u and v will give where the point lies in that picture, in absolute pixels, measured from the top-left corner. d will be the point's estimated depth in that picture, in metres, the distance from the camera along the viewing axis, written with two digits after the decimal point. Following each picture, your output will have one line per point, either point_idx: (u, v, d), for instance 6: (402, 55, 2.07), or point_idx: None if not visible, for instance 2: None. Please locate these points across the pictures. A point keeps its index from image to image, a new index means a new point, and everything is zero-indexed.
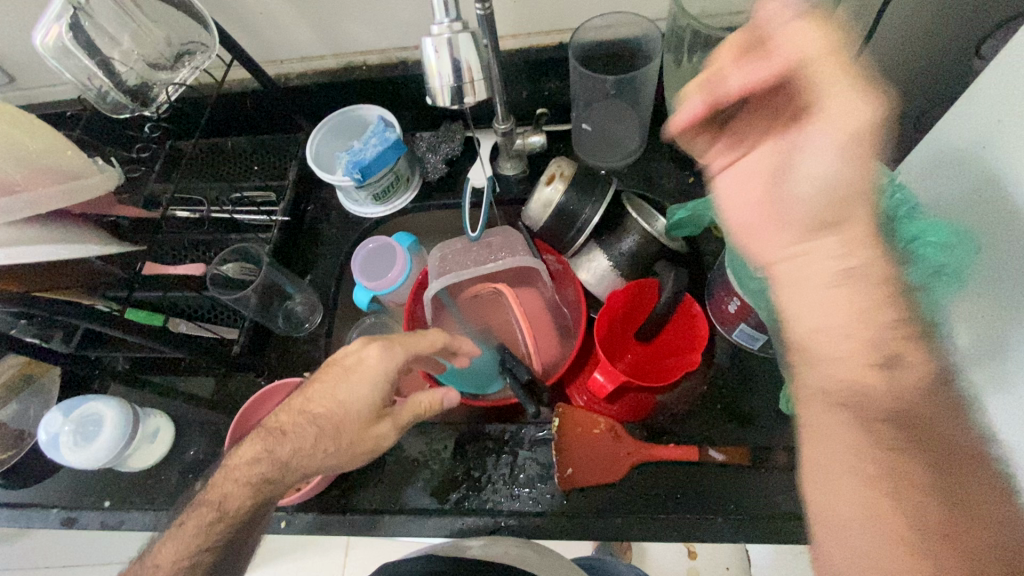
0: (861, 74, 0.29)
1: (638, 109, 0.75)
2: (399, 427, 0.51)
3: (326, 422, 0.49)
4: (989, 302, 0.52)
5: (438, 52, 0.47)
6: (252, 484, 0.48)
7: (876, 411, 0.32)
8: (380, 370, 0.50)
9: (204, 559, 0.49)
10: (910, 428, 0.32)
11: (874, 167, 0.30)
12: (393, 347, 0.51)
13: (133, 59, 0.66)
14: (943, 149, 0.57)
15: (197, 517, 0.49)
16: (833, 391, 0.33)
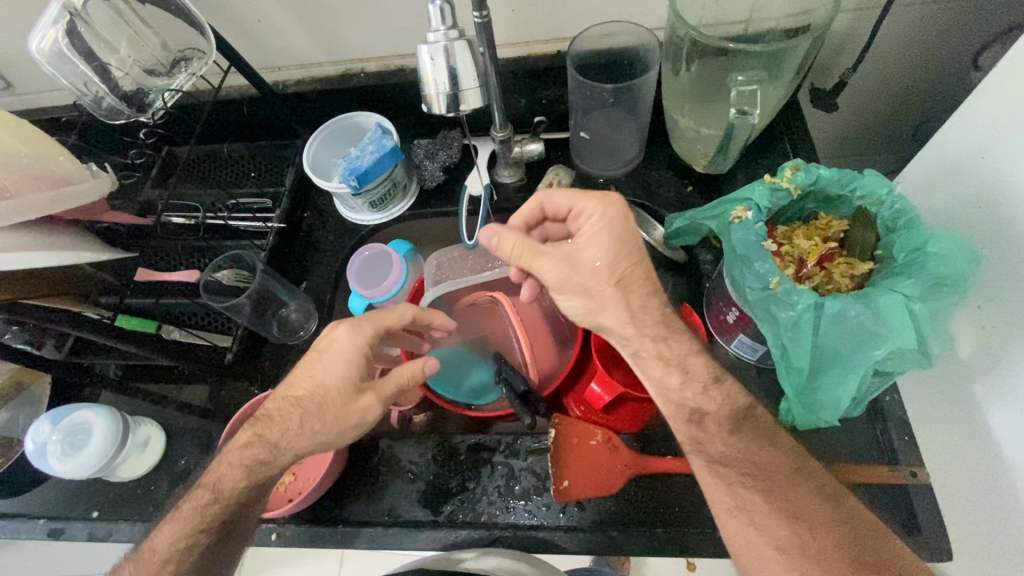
0: (538, 255, 0.47)
1: (637, 118, 0.74)
2: (382, 400, 0.50)
3: (309, 402, 0.49)
4: (995, 315, 0.51)
5: (434, 59, 0.46)
6: (245, 466, 0.49)
7: (717, 457, 0.46)
8: (350, 345, 0.51)
9: (201, 540, 0.48)
10: (752, 466, 0.45)
11: (585, 299, 0.47)
12: (360, 323, 0.52)
13: (129, 65, 0.66)
14: (942, 161, 0.57)
15: (192, 499, 0.49)
16: (694, 447, 0.47)
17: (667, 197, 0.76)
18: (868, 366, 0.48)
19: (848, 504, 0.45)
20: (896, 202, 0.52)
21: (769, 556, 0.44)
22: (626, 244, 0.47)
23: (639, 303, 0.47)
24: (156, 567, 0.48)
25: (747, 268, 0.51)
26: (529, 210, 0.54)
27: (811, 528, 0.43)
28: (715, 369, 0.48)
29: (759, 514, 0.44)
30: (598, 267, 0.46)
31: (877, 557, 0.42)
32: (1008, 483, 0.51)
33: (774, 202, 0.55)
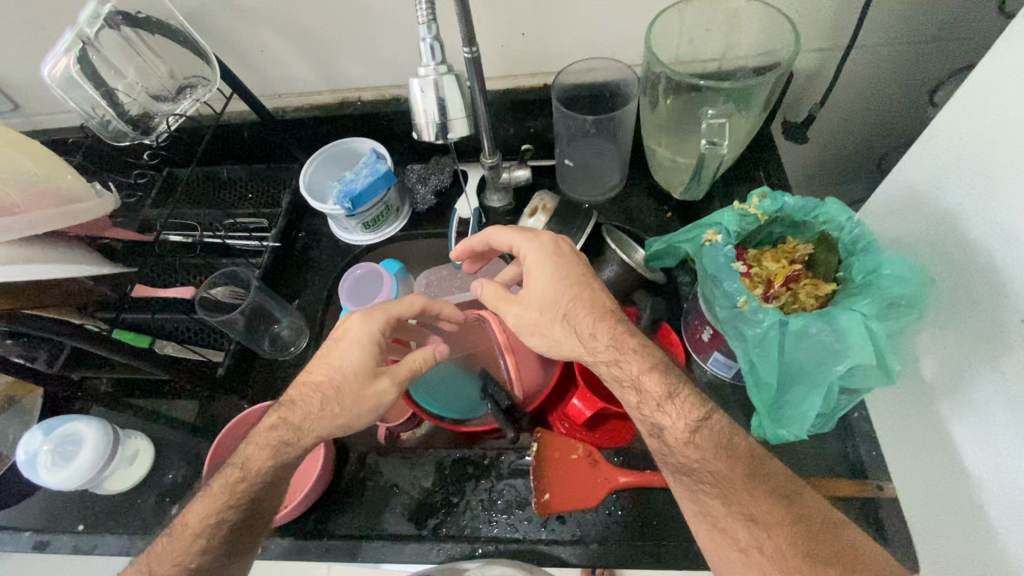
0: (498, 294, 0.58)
1: (618, 147, 0.79)
2: (397, 384, 0.52)
3: (328, 386, 0.51)
4: (955, 331, 0.54)
5: (424, 92, 0.50)
6: (272, 446, 0.50)
7: (695, 476, 0.48)
8: (364, 333, 0.53)
9: (230, 516, 0.49)
10: (722, 486, 0.47)
11: (546, 322, 0.55)
12: (373, 312, 0.54)
13: (136, 91, 0.70)
14: (900, 192, 0.62)
15: (222, 476, 0.50)
16: (672, 460, 0.50)
17: (647, 222, 0.80)
18: (830, 380, 0.51)
19: (802, 501, 0.46)
20: (855, 227, 0.56)
21: (734, 557, 0.46)
22: (565, 279, 0.55)
23: (589, 333, 0.53)
24: (187, 542, 0.48)
25: (717, 286, 0.54)
26: (476, 242, 0.63)
27: (761, 529, 0.45)
28: (670, 386, 0.50)
29: (720, 517, 0.47)
30: (543, 301, 0.55)
31: (828, 550, 0.44)
32: (971, 489, 0.53)
33: (743, 227, 0.59)
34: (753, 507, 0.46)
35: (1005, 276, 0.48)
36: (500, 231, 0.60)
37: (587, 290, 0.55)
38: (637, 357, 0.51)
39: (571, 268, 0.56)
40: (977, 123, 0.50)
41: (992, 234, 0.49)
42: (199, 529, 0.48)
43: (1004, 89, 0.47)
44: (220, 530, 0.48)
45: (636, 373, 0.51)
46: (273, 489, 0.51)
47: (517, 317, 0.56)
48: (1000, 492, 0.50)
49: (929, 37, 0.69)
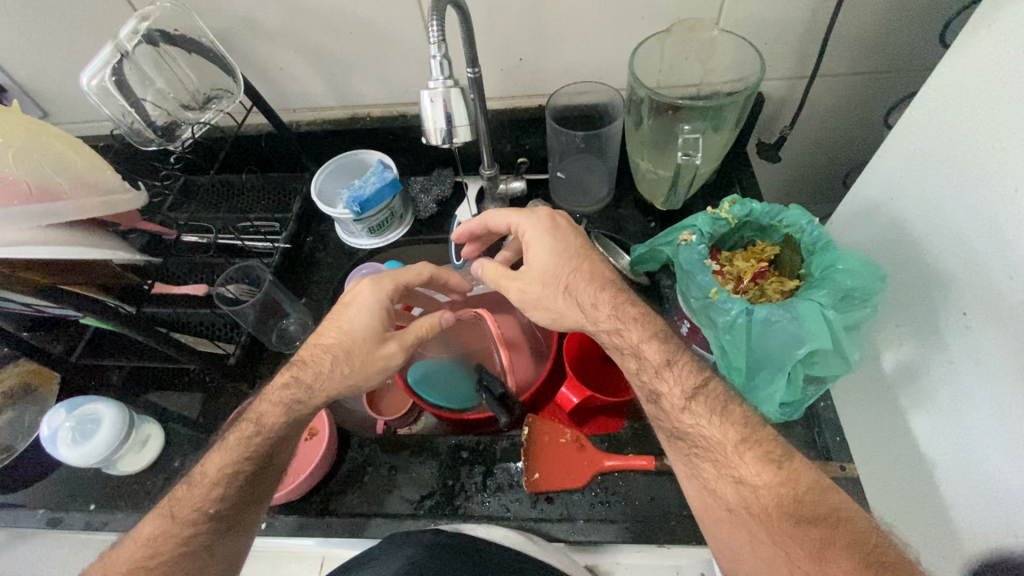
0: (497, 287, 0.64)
1: (605, 162, 0.87)
2: (403, 348, 0.58)
3: (338, 348, 0.56)
4: (904, 325, 0.61)
5: (433, 103, 0.56)
6: (284, 403, 0.55)
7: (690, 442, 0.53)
8: (373, 299, 0.59)
9: (246, 467, 0.54)
10: (708, 454, 0.52)
11: (545, 301, 0.61)
12: (382, 280, 0.60)
13: (167, 100, 0.77)
14: (860, 202, 0.69)
15: (237, 430, 0.55)
16: (667, 426, 0.55)
17: (634, 230, 0.87)
18: (794, 363, 0.56)
19: (794, 469, 0.49)
20: (815, 229, 0.62)
21: (724, 518, 0.51)
22: (561, 252, 0.61)
23: (591, 302, 0.59)
24: (206, 489, 0.53)
25: (691, 280, 0.61)
26: (475, 225, 0.70)
27: (753, 490, 0.49)
28: (668, 354, 0.55)
29: (711, 480, 0.52)
30: (543, 274, 0.61)
31: (812, 511, 0.47)
32: (930, 464, 0.58)
33: (715, 230, 0.65)
34: (745, 469, 0.50)
35: (945, 272, 0.55)
36: (497, 212, 0.67)
37: (586, 262, 0.62)
38: (638, 325, 0.57)
39: (568, 242, 0.63)
40: (924, 140, 0.57)
41: (935, 236, 0.56)
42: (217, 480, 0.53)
43: (942, 108, 0.54)
44: (234, 478, 0.53)
45: (637, 341, 0.56)
46: (280, 443, 0.56)
47: (520, 291, 0.62)
48: (950, 464, 0.55)
49: (882, 68, 0.77)
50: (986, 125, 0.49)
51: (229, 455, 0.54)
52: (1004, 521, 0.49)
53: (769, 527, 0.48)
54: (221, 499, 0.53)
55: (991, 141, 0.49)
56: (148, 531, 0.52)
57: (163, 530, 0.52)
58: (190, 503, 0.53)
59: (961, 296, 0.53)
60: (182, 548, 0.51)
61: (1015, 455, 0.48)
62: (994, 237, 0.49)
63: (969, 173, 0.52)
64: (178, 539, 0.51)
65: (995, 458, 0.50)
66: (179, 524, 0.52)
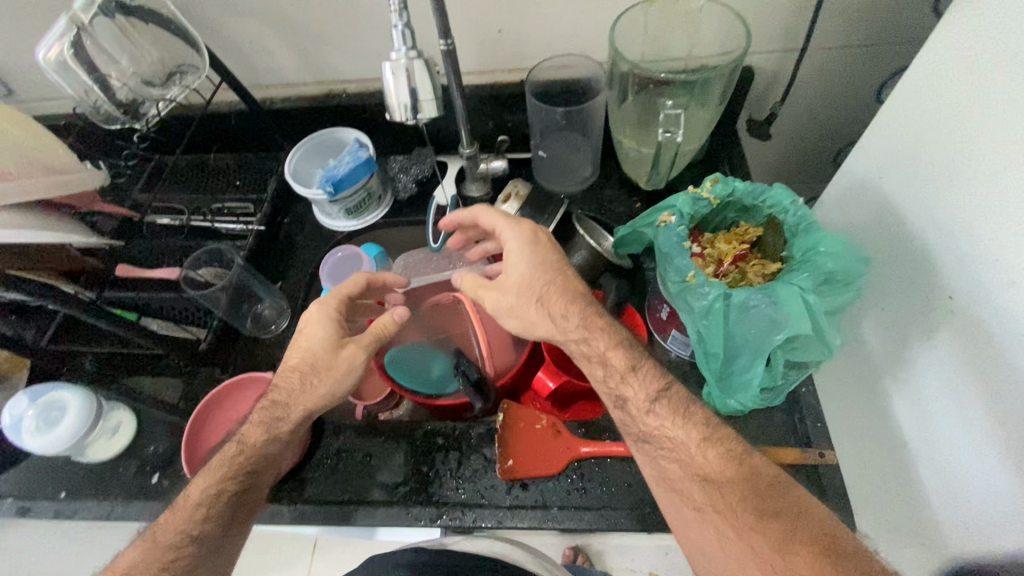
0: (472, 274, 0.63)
1: (589, 141, 0.83)
2: (364, 348, 0.59)
3: (305, 365, 0.58)
4: (889, 311, 0.59)
5: (395, 77, 0.52)
6: (264, 423, 0.57)
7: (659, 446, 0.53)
8: (322, 315, 0.60)
9: (230, 487, 0.56)
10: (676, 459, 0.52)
11: (518, 292, 0.60)
12: (326, 300, 0.62)
13: (128, 76, 0.73)
14: (849, 180, 0.66)
15: (221, 453, 0.57)
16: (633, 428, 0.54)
17: (618, 211, 0.84)
18: (774, 350, 0.55)
19: (752, 463, 0.50)
20: (797, 210, 0.59)
21: (690, 516, 0.50)
22: (541, 266, 0.60)
23: (561, 314, 0.59)
24: (190, 512, 0.54)
25: (669, 264, 0.58)
26: (464, 216, 0.68)
27: (718, 488, 0.49)
28: (634, 359, 0.56)
29: (677, 481, 0.51)
30: (518, 286, 0.60)
31: (774, 504, 0.47)
32: (912, 456, 0.56)
33: (696, 211, 0.62)
34: (708, 465, 0.50)
35: (935, 255, 0.52)
36: (489, 212, 0.65)
37: (560, 277, 0.60)
38: (603, 335, 0.58)
39: (546, 257, 0.61)
40: (915, 114, 0.54)
41: (924, 219, 0.54)
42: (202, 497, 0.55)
43: (933, 82, 0.51)
44: (218, 498, 0.55)
45: (603, 349, 0.57)
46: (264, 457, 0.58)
47: (494, 301, 0.60)
48: (930, 456, 0.54)
49: (878, 40, 0.74)
50: (975, 99, 0.47)
51: (213, 470, 0.56)
52: (979, 516, 0.48)
53: (734, 525, 0.48)
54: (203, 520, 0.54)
55: (984, 119, 0.46)
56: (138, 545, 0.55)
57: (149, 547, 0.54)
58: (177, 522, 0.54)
59: (949, 279, 0.51)
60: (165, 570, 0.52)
61: (996, 449, 0.46)
62: (984, 220, 0.47)
63: (957, 158, 0.49)
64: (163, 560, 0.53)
65: (977, 453, 0.48)
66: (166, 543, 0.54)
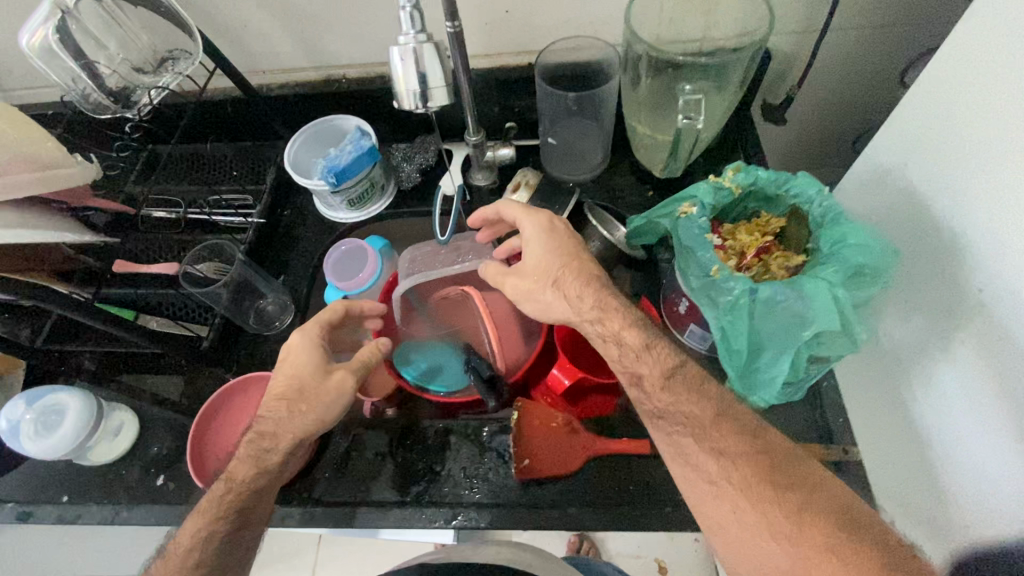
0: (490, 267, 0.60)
1: (600, 127, 0.81)
2: (354, 373, 0.58)
3: (291, 390, 0.56)
4: (915, 304, 0.57)
5: (404, 61, 0.49)
6: (251, 456, 0.55)
7: (673, 422, 0.51)
8: (305, 342, 0.59)
9: (220, 528, 0.54)
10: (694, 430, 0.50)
11: (541, 280, 0.58)
12: (308, 326, 0.60)
13: (118, 62, 0.69)
14: (873, 168, 0.64)
15: (210, 493, 0.56)
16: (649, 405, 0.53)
17: (629, 200, 0.82)
18: (799, 346, 0.53)
19: (766, 437, 0.50)
20: (825, 201, 0.57)
21: (704, 489, 0.49)
22: (560, 250, 0.59)
23: (577, 294, 0.56)
24: (182, 557, 0.53)
25: (692, 257, 0.56)
26: (488, 211, 0.66)
27: (733, 460, 0.48)
28: (646, 337, 0.54)
29: (692, 454, 0.50)
30: (536, 268, 0.59)
31: (789, 476, 0.47)
32: (934, 453, 0.54)
33: (718, 200, 0.60)
34: (726, 440, 0.49)
35: (963, 248, 0.50)
36: (510, 204, 0.63)
37: (576, 260, 0.58)
38: (619, 314, 0.55)
39: (565, 243, 0.60)
40: (942, 98, 0.51)
41: (951, 209, 0.51)
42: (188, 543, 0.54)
43: (965, 65, 0.48)
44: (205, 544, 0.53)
45: (618, 328, 0.54)
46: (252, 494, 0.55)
47: (513, 285, 0.60)
48: (953, 453, 0.52)
49: (902, 20, 0.70)
50: (1005, 81, 0.44)
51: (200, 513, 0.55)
52: (1002, 517, 0.46)
53: (753, 500, 0.46)
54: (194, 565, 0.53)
55: (1012, 100, 0.44)
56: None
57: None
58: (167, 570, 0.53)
59: (980, 270, 0.49)
60: None
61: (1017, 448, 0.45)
62: (1015, 207, 0.44)
63: (983, 142, 0.47)
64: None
65: (1003, 451, 0.47)
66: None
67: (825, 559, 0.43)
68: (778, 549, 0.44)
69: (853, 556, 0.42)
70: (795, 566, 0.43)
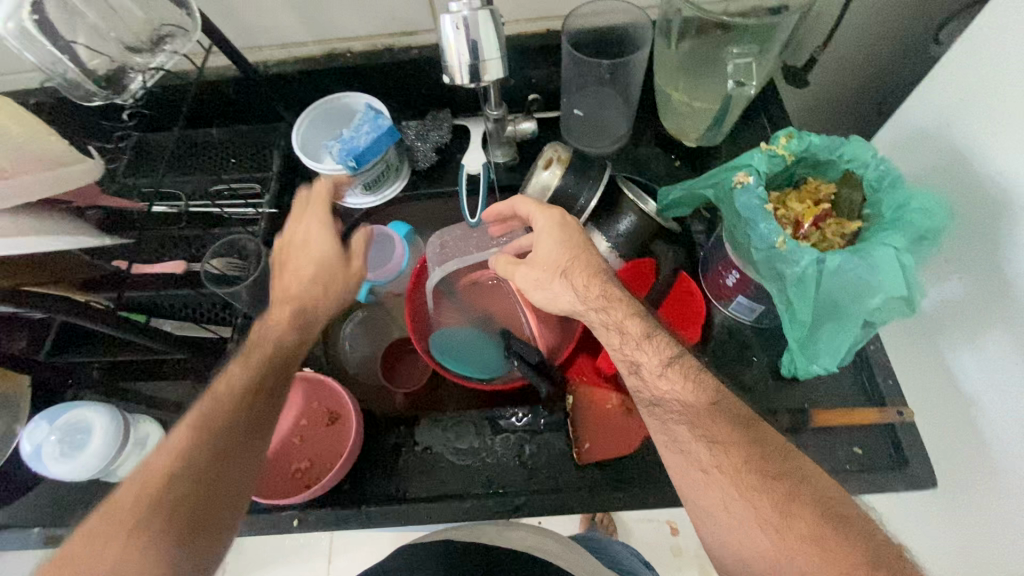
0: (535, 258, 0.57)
1: (626, 97, 0.77)
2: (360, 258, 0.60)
3: (316, 271, 0.56)
4: (959, 264, 0.56)
5: (457, 30, 0.46)
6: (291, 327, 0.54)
7: (669, 410, 0.49)
8: (320, 227, 0.58)
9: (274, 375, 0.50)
10: (685, 417, 0.48)
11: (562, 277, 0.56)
12: (317, 212, 0.59)
13: (109, 40, 0.62)
14: (908, 129, 0.63)
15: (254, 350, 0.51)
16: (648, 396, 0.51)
17: (657, 171, 0.80)
18: (865, 314, 0.53)
19: (759, 427, 0.47)
20: (880, 164, 0.56)
21: (696, 477, 0.46)
22: (566, 243, 0.56)
23: (583, 284, 0.55)
24: (239, 395, 0.47)
25: (752, 229, 0.55)
26: (503, 207, 0.63)
27: (725, 448, 0.45)
28: (647, 327, 0.53)
29: (681, 439, 0.47)
30: (546, 266, 0.57)
31: (778, 466, 0.44)
32: (978, 415, 0.55)
33: (771, 169, 0.59)
34: (717, 428, 0.47)
35: (1006, 208, 0.50)
36: (524, 199, 0.60)
37: (585, 253, 0.56)
38: (623, 303, 0.54)
39: (574, 235, 0.57)
40: (988, 54, 0.50)
41: (991, 168, 0.51)
42: (161, 467, 0.41)
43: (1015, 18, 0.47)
44: (194, 469, 0.41)
45: (620, 318, 0.53)
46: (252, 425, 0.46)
47: (522, 275, 0.58)
48: (990, 409, 0.53)
49: None
50: None
51: (183, 430, 0.43)
52: None
53: (739, 486, 0.44)
54: (171, 503, 0.39)
55: None
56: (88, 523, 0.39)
57: (102, 531, 0.37)
58: (129, 502, 0.39)
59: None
60: (222, 447, 0.43)
61: None
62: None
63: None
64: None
65: None
66: (122, 527, 0.38)
67: (803, 549, 0.40)
68: (763, 537, 0.41)
69: (835, 543, 0.40)
70: (776, 554, 0.41)
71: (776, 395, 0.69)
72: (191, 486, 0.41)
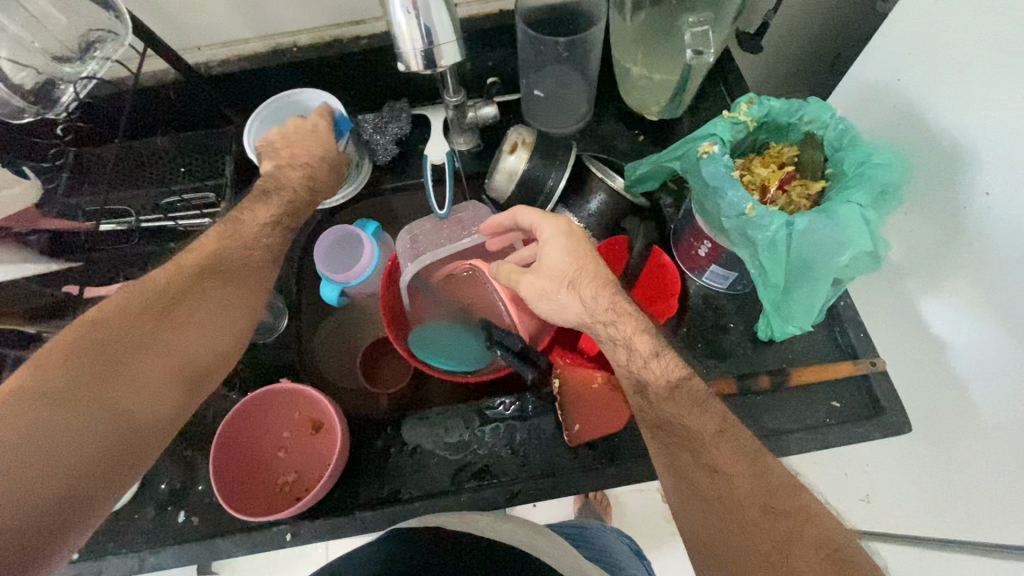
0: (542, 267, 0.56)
1: (585, 74, 0.76)
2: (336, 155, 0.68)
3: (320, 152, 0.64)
4: (918, 214, 0.58)
5: (407, 14, 0.44)
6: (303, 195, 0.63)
7: (675, 436, 0.50)
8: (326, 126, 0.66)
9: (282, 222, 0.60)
10: (691, 449, 0.48)
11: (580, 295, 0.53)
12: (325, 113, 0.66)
13: (32, 50, 0.57)
14: (862, 85, 0.64)
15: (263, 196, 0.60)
16: (650, 417, 0.51)
17: (622, 147, 0.80)
18: (833, 272, 0.55)
19: (766, 461, 0.47)
20: (838, 123, 0.57)
21: (698, 509, 0.47)
22: (574, 253, 0.54)
23: (591, 296, 0.52)
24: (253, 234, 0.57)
25: (721, 198, 0.55)
26: (505, 218, 0.61)
27: (730, 479, 0.46)
28: (656, 345, 0.51)
29: (689, 471, 0.48)
30: (554, 275, 0.54)
31: (783, 502, 0.44)
32: (943, 361, 0.57)
33: (734, 136, 0.59)
34: (721, 456, 0.47)
35: (961, 157, 0.51)
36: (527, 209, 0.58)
37: (594, 261, 0.54)
38: (634, 319, 0.52)
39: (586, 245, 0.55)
40: (933, 7, 0.51)
41: (944, 121, 0.52)
42: (123, 347, 0.45)
43: None
44: (191, 288, 0.51)
45: (631, 333, 0.52)
46: (214, 323, 0.52)
47: (528, 285, 0.55)
48: (956, 353, 0.55)
49: None
50: None
51: (147, 318, 0.47)
52: (994, 409, 0.50)
53: (743, 526, 0.44)
54: (135, 387, 0.45)
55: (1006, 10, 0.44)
56: (9, 385, 0.40)
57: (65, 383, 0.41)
58: (91, 372, 0.43)
59: (983, 175, 0.49)
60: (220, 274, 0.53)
61: (1011, 339, 0.49)
62: (1012, 108, 0.45)
63: (970, 47, 0.48)
64: (99, 454, 0.41)
65: (998, 350, 0.50)
66: (72, 399, 0.41)
67: None
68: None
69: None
70: None
71: (754, 360, 0.71)
72: (161, 377, 0.47)
